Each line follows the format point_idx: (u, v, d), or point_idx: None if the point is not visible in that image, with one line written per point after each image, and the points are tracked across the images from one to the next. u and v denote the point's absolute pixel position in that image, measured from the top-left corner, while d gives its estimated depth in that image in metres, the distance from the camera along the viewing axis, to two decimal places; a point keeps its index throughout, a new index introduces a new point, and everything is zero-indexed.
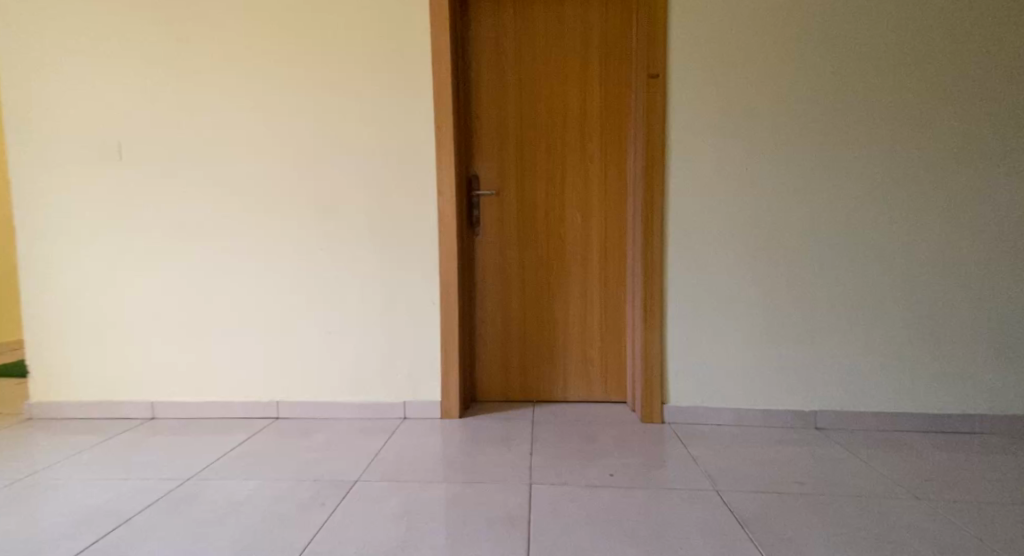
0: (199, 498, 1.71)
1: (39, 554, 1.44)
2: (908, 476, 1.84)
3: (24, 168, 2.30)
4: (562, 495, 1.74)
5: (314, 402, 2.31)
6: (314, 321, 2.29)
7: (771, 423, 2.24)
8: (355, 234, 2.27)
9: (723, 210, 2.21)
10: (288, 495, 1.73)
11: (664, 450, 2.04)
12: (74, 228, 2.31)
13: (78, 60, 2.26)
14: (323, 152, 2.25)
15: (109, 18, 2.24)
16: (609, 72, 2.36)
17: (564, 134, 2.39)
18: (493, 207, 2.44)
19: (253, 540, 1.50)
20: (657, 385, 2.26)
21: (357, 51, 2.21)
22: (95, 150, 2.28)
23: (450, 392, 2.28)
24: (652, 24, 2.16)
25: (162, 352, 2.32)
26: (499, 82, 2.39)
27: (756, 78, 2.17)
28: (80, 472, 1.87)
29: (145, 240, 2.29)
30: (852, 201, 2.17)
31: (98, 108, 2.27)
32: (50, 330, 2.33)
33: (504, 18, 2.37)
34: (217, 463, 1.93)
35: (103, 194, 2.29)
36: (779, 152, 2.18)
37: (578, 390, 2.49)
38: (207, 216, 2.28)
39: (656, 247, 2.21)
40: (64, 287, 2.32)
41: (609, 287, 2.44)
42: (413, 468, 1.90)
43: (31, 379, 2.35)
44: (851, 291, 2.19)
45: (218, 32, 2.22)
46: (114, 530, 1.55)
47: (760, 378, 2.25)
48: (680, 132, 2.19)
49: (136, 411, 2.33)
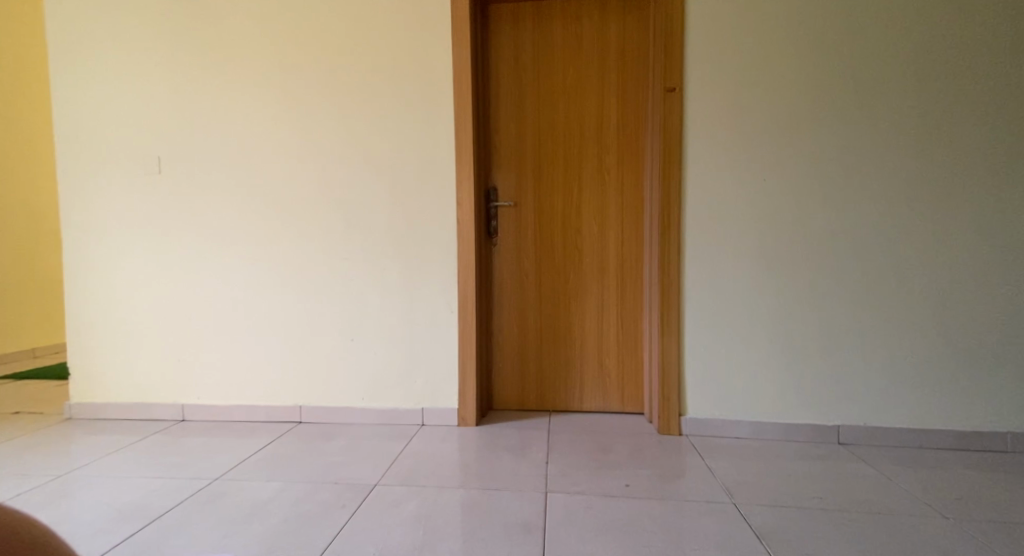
0: (225, 497, 1.79)
1: (79, 546, 1.53)
2: (935, 494, 1.80)
3: (71, 180, 2.43)
4: (577, 504, 1.75)
5: (335, 407, 2.38)
6: (336, 327, 2.36)
7: (792, 437, 2.21)
8: (378, 244, 2.33)
9: (742, 221, 2.20)
10: (311, 496, 1.79)
11: (681, 462, 2.04)
12: (114, 237, 2.43)
13: (120, 78, 2.38)
14: (347, 165, 2.32)
15: (151, 38, 2.36)
16: (626, 82, 2.38)
17: (582, 146, 2.42)
18: (511, 218, 2.48)
19: (277, 539, 1.57)
20: (674, 396, 2.25)
21: (382, 66, 2.28)
22: (134, 163, 2.40)
23: (467, 399, 2.32)
24: (669, 33, 2.18)
25: (193, 356, 2.42)
26: (518, 95, 2.43)
27: (775, 87, 2.16)
28: (116, 469, 1.96)
29: (179, 250, 2.40)
30: (876, 212, 2.14)
31: (138, 124, 2.39)
32: (90, 335, 2.45)
33: (523, 33, 2.41)
34: (243, 464, 2.00)
35: (142, 205, 2.41)
36: (799, 162, 2.16)
37: (595, 399, 2.50)
38: (236, 226, 2.37)
39: (673, 258, 2.21)
40: (105, 292, 2.44)
41: (627, 297, 2.45)
42: (432, 474, 1.94)
43: (74, 381, 2.48)
44: (875, 304, 2.16)
45: (248, 49, 2.32)
46: (148, 526, 1.63)
47: (779, 391, 2.22)
48: (697, 143, 2.20)
49: (167, 413, 2.43)
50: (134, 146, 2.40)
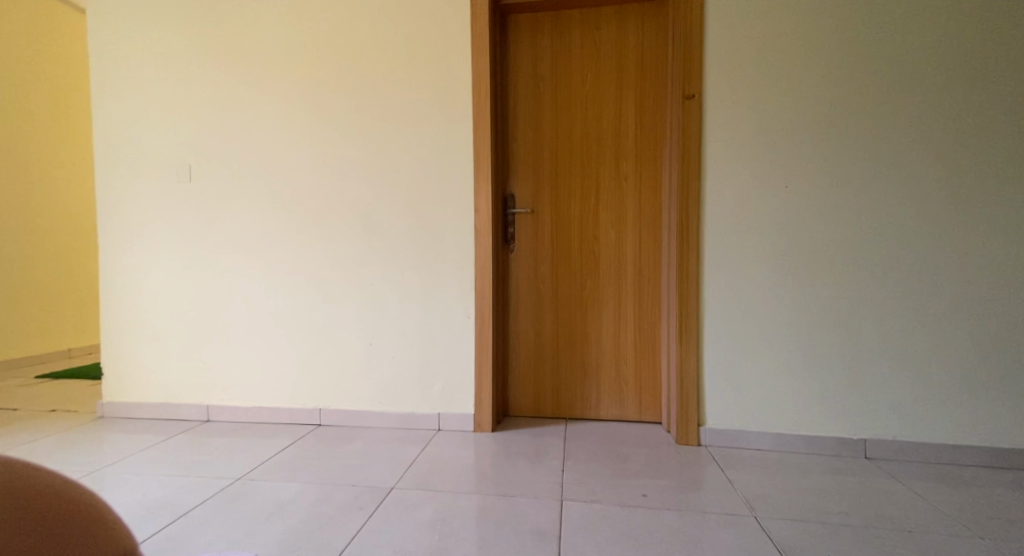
0: (248, 497, 1.83)
1: None
2: (967, 512, 1.74)
3: (107, 188, 2.54)
4: (592, 512, 1.74)
5: (353, 411, 2.41)
6: (355, 333, 2.41)
7: (815, 450, 2.16)
8: (397, 250, 2.37)
9: (761, 229, 2.17)
10: (330, 498, 1.83)
11: (700, 472, 2.01)
12: (147, 242, 2.52)
13: (155, 89, 2.49)
14: (369, 173, 2.37)
15: (185, 53, 2.46)
16: (644, 90, 2.38)
17: (600, 152, 2.42)
18: (528, 224, 2.49)
19: (296, 540, 1.61)
20: (692, 405, 2.22)
21: (404, 76, 2.33)
22: (166, 170, 2.49)
23: (483, 405, 2.33)
24: (688, 40, 2.17)
25: (217, 358, 2.49)
26: (535, 103, 2.46)
27: (796, 93, 2.13)
28: (143, 467, 2.03)
29: (207, 255, 2.48)
30: (904, 219, 2.09)
31: (170, 133, 2.49)
32: (122, 336, 2.55)
33: (542, 42, 2.44)
34: (266, 465, 2.05)
35: (173, 211, 2.50)
36: (822, 168, 2.13)
37: (611, 407, 2.48)
38: (260, 231, 2.44)
39: (691, 264, 2.19)
40: (137, 295, 2.54)
41: (644, 303, 2.43)
42: (448, 478, 1.95)
43: (107, 381, 2.57)
44: (904, 313, 2.10)
45: (275, 61, 2.40)
46: (174, 523, 1.69)
47: (801, 403, 2.18)
48: (716, 149, 2.18)
49: (192, 413, 2.50)
50: (167, 154, 2.49)
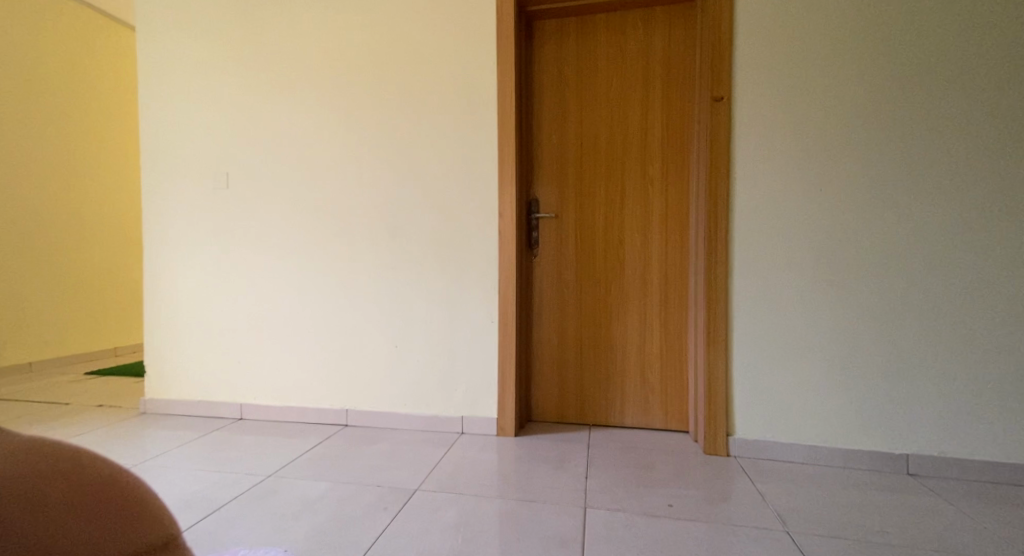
0: (279, 494, 1.89)
1: None
2: (1020, 535, 1.64)
3: (152, 195, 2.68)
4: (616, 521, 1.72)
5: (379, 412, 2.46)
6: (382, 336, 2.45)
7: (852, 465, 2.07)
8: (423, 254, 2.41)
9: (793, 234, 2.11)
10: (357, 497, 1.87)
11: (729, 484, 1.96)
12: (187, 246, 2.64)
13: (196, 101, 2.61)
14: (396, 180, 2.42)
15: (224, 66, 2.57)
16: (672, 93, 2.35)
17: (625, 156, 2.40)
18: (552, 229, 2.49)
19: (324, 537, 1.65)
20: (720, 414, 2.17)
21: (431, 84, 2.38)
22: (205, 178, 2.61)
23: (506, 408, 2.34)
24: (716, 42, 2.13)
25: (250, 358, 2.58)
26: (560, 108, 2.46)
27: (830, 94, 2.07)
28: (182, 462, 2.12)
29: (242, 259, 2.58)
30: (947, 224, 2.00)
31: (209, 143, 2.60)
32: (163, 335, 2.67)
33: (568, 48, 2.44)
34: (296, 464, 2.11)
35: (211, 217, 2.61)
36: (858, 171, 2.05)
37: (636, 415, 2.44)
38: (293, 235, 2.52)
39: (719, 270, 2.14)
40: (176, 297, 2.66)
41: (671, 309, 2.39)
42: (471, 482, 1.97)
43: (149, 379, 2.70)
44: (947, 323, 2.00)
45: (308, 71, 2.49)
46: (210, 516, 1.76)
47: (836, 415, 2.10)
48: (745, 152, 2.13)
49: (226, 411, 2.59)
50: (206, 162, 2.61)
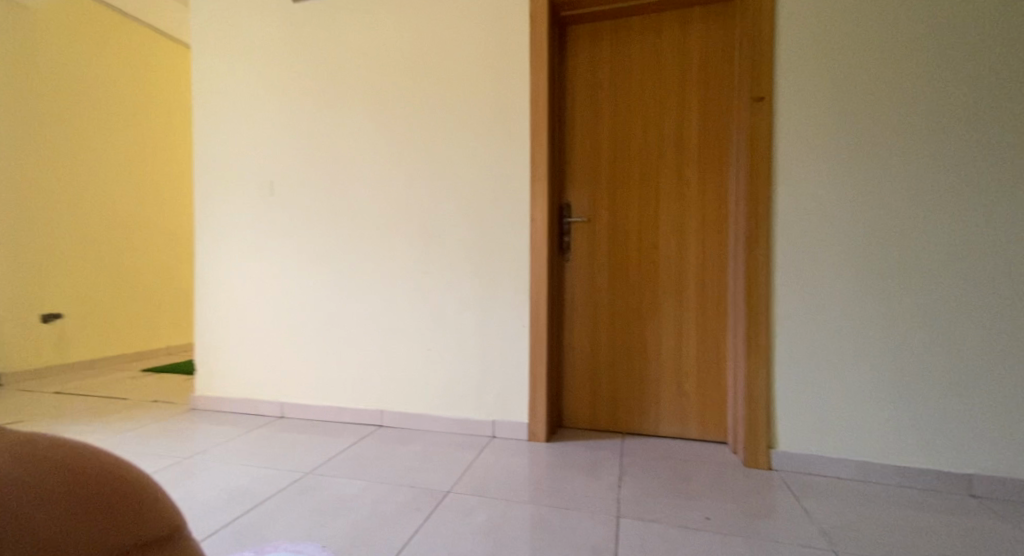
0: (318, 491, 1.95)
1: (199, 521, 1.76)
2: None
3: (203, 203, 2.82)
4: (650, 531, 1.68)
5: (412, 414, 2.49)
6: (416, 339, 2.49)
7: (904, 482, 1.95)
8: (456, 259, 2.43)
9: (838, 238, 2.01)
10: (391, 497, 1.90)
11: (770, 498, 1.88)
12: (234, 250, 2.77)
13: (244, 112, 2.74)
14: (430, 185, 2.46)
15: (270, 79, 2.69)
16: (709, 95, 2.29)
17: (660, 160, 2.35)
18: (585, 234, 2.47)
19: (359, 535, 1.69)
20: (761, 426, 2.08)
21: (465, 91, 2.41)
22: (252, 185, 2.73)
23: (538, 414, 2.33)
24: (757, 40, 2.06)
25: (291, 359, 2.68)
26: (593, 112, 2.43)
27: (877, 91, 1.97)
28: (228, 457, 2.21)
29: (285, 263, 2.68)
30: (1009, 228, 1.87)
31: (255, 153, 2.73)
32: (212, 335, 2.81)
33: (601, 51, 2.42)
34: (333, 462, 2.17)
35: (256, 223, 2.73)
36: (909, 171, 1.95)
37: (672, 424, 2.38)
38: (332, 240, 2.61)
39: (760, 275, 2.06)
40: (224, 300, 2.79)
41: (708, 316, 2.32)
42: (502, 486, 1.97)
43: (199, 377, 2.84)
44: (1010, 333, 1.87)
45: (347, 82, 2.57)
46: (253, 510, 1.83)
47: (886, 429, 1.98)
48: (787, 154, 2.05)
49: (268, 409, 2.70)
50: (252, 170, 2.73)
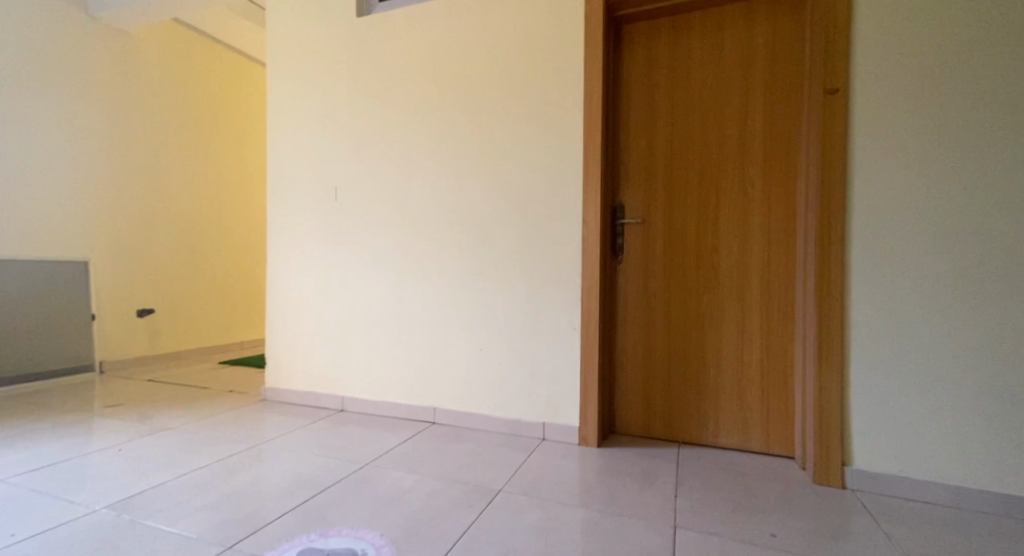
0: (375, 482, 2.02)
1: (269, 503, 1.87)
2: None
3: (274, 207, 3.00)
4: (708, 545, 1.60)
5: (463, 413, 2.53)
6: (468, 339, 2.52)
7: (1002, 511, 1.74)
8: (509, 260, 2.44)
9: (922, 238, 1.82)
10: (444, 492, 1.93)
11: (844, 518, 1.73)
12: (301, 251, 2.93)
13: (310, 121, 2.89)
14: (483, 187, 2.49)
15: (335, 88, 2.82)
16: (776, 87, 2.15)
17: (721, 157, 2.24)
18: (639, 235, 2.39)
19: (413, 526, 1.72)
20: (834, 442, 1.92)
21: (518, 92, 2.41)
22: (317, 189, 2.88)
23: (589, 417, 2.28)
24: (829, 27, 1.91)
25: (351, 355, 2.79)
26: (649, 109, 2.36)
27: (970, 75, 1.78)
28: (293, 446, 2.34)
29: (347, 263, 2.80)
30: None
31: (320, 159, 2.87)
32: (281, 331, 2.98)
33: (659, 46, 2.34)
34: (389, 455, 2.24)
35: (321, 225, 2.87)
36: (1008, 163, 1.74)
37: (731, 435, 2.26)
38: (391, 241, 2.69)
39: (833, 279, 1.91)
40: (290, 297, 2.96)
41: (773, 323, 2.18)
42: (554, 488, 1.95)
43: (269, 369, 3.03)
44: None
45: (406, 88, 2.65)
46: (317, 496, 1.92)
47: (980, 450, 1.78)
48: (864, 147, 1.88)
49: (330, 402, 2.83)
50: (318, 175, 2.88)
